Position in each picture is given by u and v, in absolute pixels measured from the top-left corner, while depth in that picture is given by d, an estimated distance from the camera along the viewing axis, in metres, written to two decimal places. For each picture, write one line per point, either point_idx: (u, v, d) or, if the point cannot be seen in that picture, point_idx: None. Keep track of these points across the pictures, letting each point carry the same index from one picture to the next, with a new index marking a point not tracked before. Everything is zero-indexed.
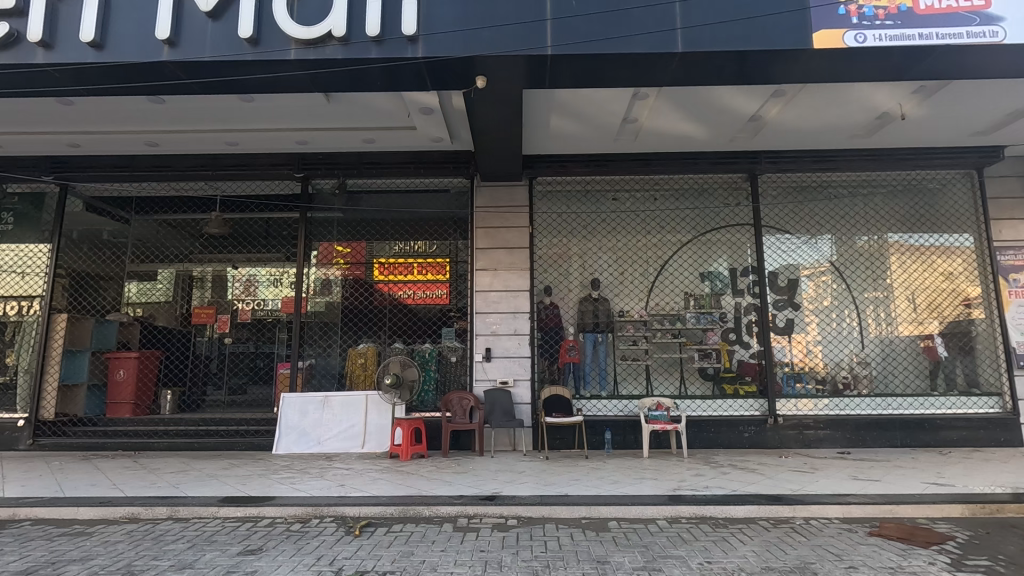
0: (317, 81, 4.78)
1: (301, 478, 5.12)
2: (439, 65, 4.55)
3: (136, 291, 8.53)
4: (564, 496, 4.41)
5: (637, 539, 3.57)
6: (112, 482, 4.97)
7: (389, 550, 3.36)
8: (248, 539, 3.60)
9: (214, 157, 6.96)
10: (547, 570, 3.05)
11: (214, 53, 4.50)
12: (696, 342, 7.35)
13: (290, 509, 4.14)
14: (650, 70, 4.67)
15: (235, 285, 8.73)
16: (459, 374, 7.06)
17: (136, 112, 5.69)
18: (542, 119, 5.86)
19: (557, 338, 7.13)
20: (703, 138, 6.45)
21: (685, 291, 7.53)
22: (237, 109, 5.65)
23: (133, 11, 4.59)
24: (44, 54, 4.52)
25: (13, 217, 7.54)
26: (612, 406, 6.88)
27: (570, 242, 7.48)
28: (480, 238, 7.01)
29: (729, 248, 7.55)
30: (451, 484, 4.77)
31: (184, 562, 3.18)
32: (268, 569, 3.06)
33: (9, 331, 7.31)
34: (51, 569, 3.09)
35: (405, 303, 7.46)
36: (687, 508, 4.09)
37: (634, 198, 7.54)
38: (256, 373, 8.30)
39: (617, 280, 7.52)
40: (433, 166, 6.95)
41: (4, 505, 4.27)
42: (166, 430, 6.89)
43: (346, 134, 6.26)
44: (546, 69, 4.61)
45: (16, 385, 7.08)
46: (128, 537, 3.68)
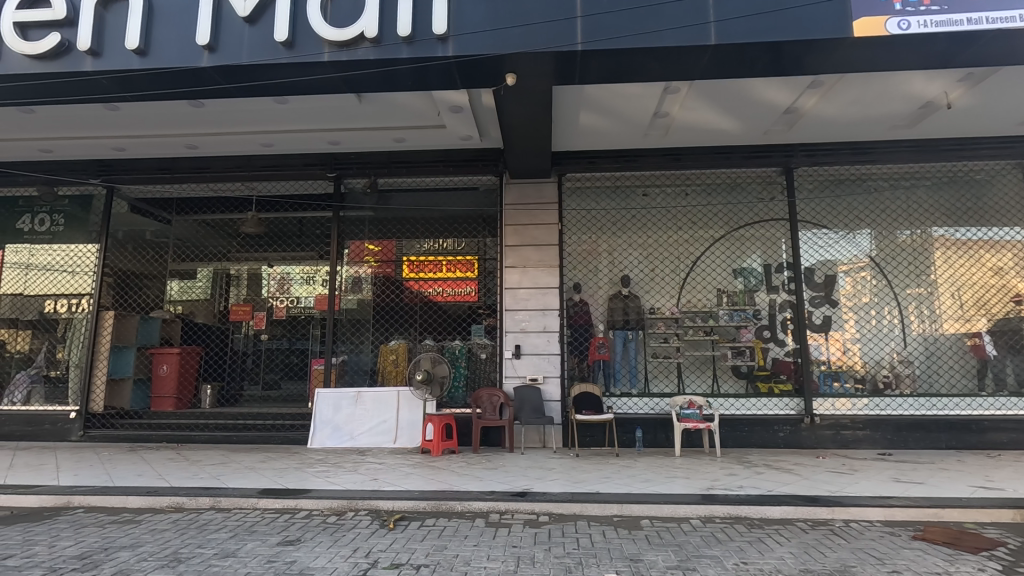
0: (350, 82, 4.86)
1: (335, 471, 5.23)
2: (469, 64, 4.57)
3: (177, 289, 8.91)
4: (594, 493, 4.39)
5: (670, 538, 3.54)
6: (157, 473, 5.16)
7: (423, 543, 3.42)
8: (287, 530, 3.70)
9: (250, 158, 7.14)
10: (580, 567, 3.05)
11: (252, 57, 4.62)
12: (729, 339, 7.23)
13: (327, 501, 4.24)
14: (682, 63, 4.60)
15: (269, 284, 8.94)
16: (488, 370, 7.09)
17: (177, 116, 5.89)
18: (572, 115, 5.83)
19: (587, 335, 7.12)
20: (736, 131, 6.33)
21: (718, 287, 7.42)
22: (272, 111, 5.78)
23: (175, 19, 4.74)
24: (93, 62, 4.72)
25: (63, 218, 7.89)
26: (644, 404, 6.84)
27: (599, 238, 7.44)
28: (508, 235, 7.02)
29: (763, 244, 7.42)
30: (482, 480, 4.81)
31: (227, 551, 3.30)
32: (306, 559, 3.14)
33: (61, 327, 7.70)
34: (103, 555, 3.23)
35: (434, 300, 7.60)
36: (721, 507, 4.03)
37: (664, 194, 7.47)
38: (291, 369, 8.53)
39: (647, 277, 7.45)
40: (462, 164, 6.99)
41: (59, 493, 4.49)
42: (206, 423, 7.20)
43: (377, 133, 6.35)
44: (575, 64, 4.58)
45: (67, 379, 7.42)
46: (175, 526, 3.83)
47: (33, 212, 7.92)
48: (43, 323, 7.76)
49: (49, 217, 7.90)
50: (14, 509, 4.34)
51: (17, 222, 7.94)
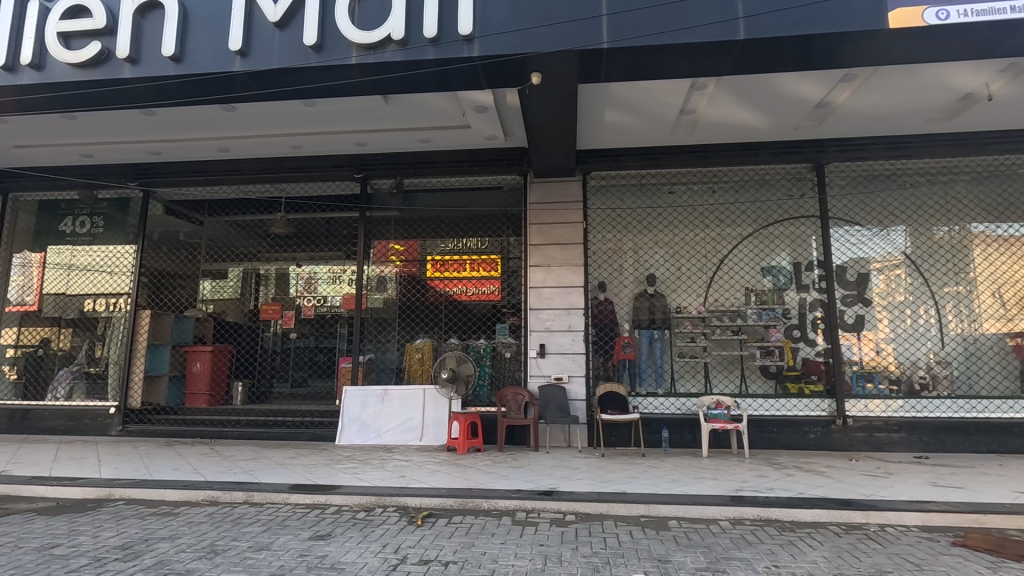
0: (377, 84, 4.92)
1: (363, 468, 5.32)
2: (494, 64, 4.59)
3: (210, 288, 9.05)
4: (621, 493, 4.37)
5: (699, 539, 3.51)
6: (193, 467, 5.32)
7: (451, 540, 3.45)
8: (318, 525, 3.77)
9: (279, 160, 7.29)
10: (607, 566, 3.05)
11: (282, 61, 4.71)
12: (758, 339, 7.11)
13: (356, 498, 4.31)
14: (710, 59, 4.54)
15: (297, 283, 9.12)
16: (513, 369, 7.11)
17: (209, 120, 6.03)
18: (597, 113, 5.81)
19: (612, 334, 7.08)
20: (765, 127, 6.21)
21: (745, 287, 7.31)
22: (300, 114, 5.89)
23: (208, 26, 4.87)
24: (131, 70, 4.87)
25: (103, 220, 8.18)
26: (670, 404, 6.79)
27: (624, 237, 7.38)
28: (533, 235, 7.03)
29: (791, 242, 7.28)
30: (508, 478, 4.84)
31: (261, 544, 3.38)
32: (337, 554, 3.19)
33: (101, 325, 7.98)
34: (144, 546, 3.34)
35: (457, 299, 7.64)
36: (751, 509, 3.97)
37: (690, 191, 7.38)
38: (318, 367, 8.70)
39: (673, 276, 7.38)
40: (486, 164, 7.03)
41: (101, 485, 4.66)
42: (238, 419, 7.35)
43: (403, 134, 6.42)
44: (600, 62, 4.56)
45: (107, 376, 7.69)
46: (210, 519, 3.94)
47: (75, 215, 8.22)
48: (84, 322, 8.08)
49: (89, 219, 8.20)
50: (59, 500, 4.52)
51: (59, 224, 8.24)
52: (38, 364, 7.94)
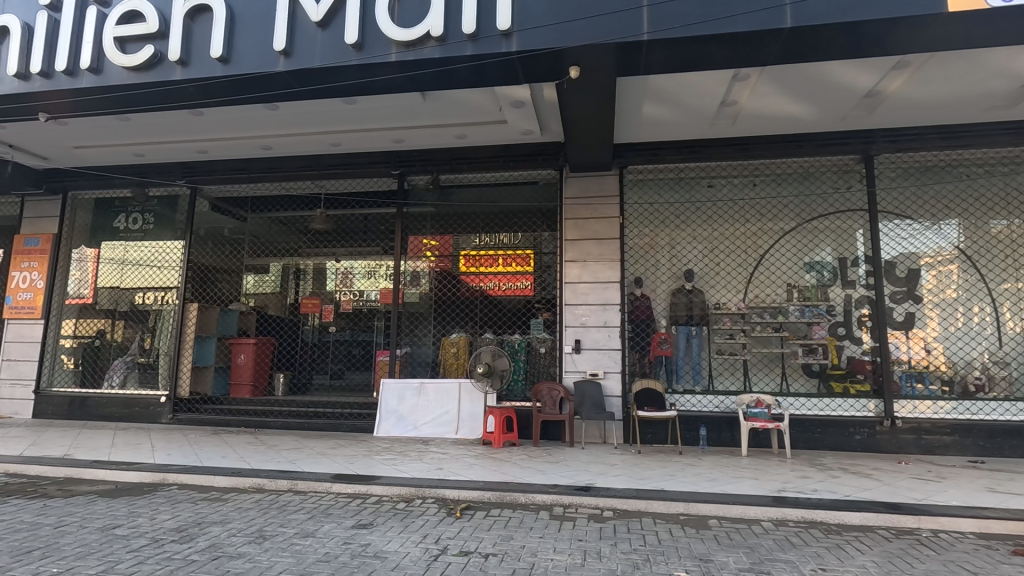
0: (415, 81, 4.97)
1: (401, 460, 5.41)
2: (532, 59, 4.57)
3: (252, 283, 9.39)
4: (660, 490, 4.34)
5: (742, 539, 3.45)
6: (240, 455, 5.52)
7: (490, 533, 3.48)
8: (360, 514, 3.86)
9: (319, 158, 7.45)
10: (647, 564, 3.02)
11: (323, 60, 4.81)
12: (800, 336, 6.93)
13: (396, 488, 4.40)
14: (754, 49, 4.41)
15: (334, 277, 9.30)
16: (548, 364, 7.13)
17: (254, 119, 6.21)
18: (635, 106, 5.73)
19: (648, 330, 7.01)
20: (811, 118, 6.00)
21: (788, 282, 7.12)
22: (339, 112, 6.00)
23: (253, 28, 5.01)
24: (181, 71, 5.05)
25: (154, 218, 8.51)
26: (708, 401, 6.68)
27: (661, 232, 7.28)
28: (568, 230, 7.00)
29: (835, 236, 7.06)
30: (543, 473, 4.84)
31: (307, 531, 3.48)
32: (380, 543, 3.27)
33: (153, 318, 8.37)
34: (197, 529, 3.48)
35: (490, 294, 7.71)
36: (795, 511, 3.88)
37: (730, 185, 7.19)
38: (354, 359, 8.89)
39: (711, 272, 7.25)
40: (521, 159, 7.02)
41: (156, 470, 4.89)
42: (280, 409, 7.59)
43: (439, 130, 6.47)
44: (640, 54, 4.49)
45: (158, 366, 8.04)
46: (258, 505, 4.09)
47: (128, 212, 8.59)
48: (136, 314, 8.48)
49: (141, 216, 8.56)
50: (118, 483, 4.76)
51: (113, 221, 8.63)
52: (95, 354, 8.36)
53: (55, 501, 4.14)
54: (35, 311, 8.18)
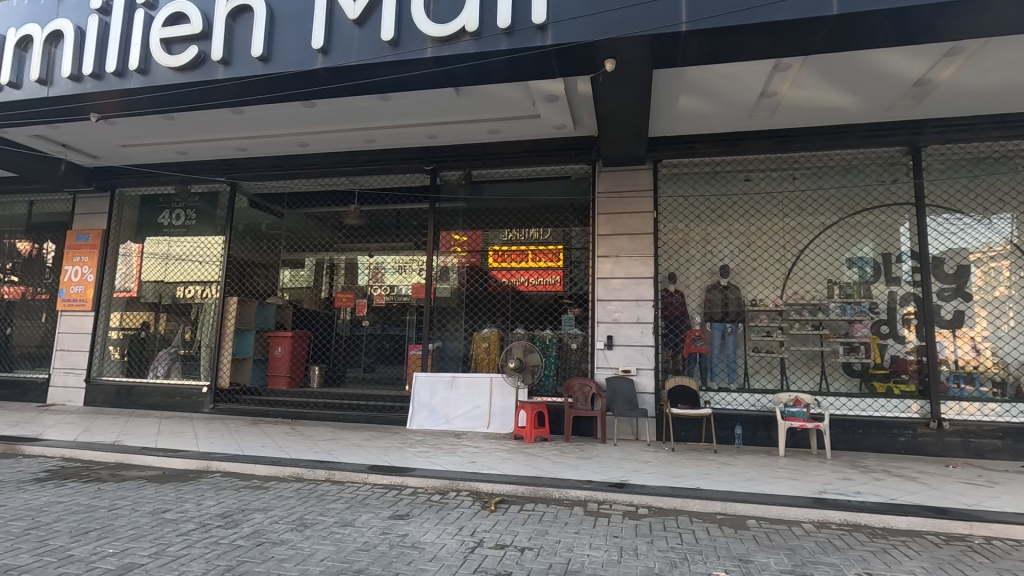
0: (449, 76, 4.99)
1: (434, 452, 5.47)
2: (567, 52, 4.54)
3: (289, 277, 9.60)
4: (695, 489, 4.28)
5: (782, 541, 3.37)
6: (278, 445, 5.67)
7: (525, 527, 3.49)
8: (397, 505, 3.92)
9: (353, 154, 7.56)
10: (685, 562, 2.99)
11: (360, 57, 4.88)
12: (841, 334, 6.73)
13: (430, 480, 4.45)
14: (797, 38, 4.29)
15: (366, 272, 9.38)
16: (579, 360, 7.11)
17: (291, 117, 6.33)
18: (671, 98, 5.63)
19: (682, 326, 6.90)
20: (855, 108, 5.80)
21: (828, 279, 6.91)
22: (374, 109, 6.07)
23: (292, 26, 5.10)
24: (223, 71, 5.19)
25: (195, 213, 8.80)
26: (744, 399, 6.57)
27: (695, 226, 7.15)
28: (601, 224, 6.94)
29: (879, 231, 6.83)
30: (576, 469, 4.84)
31: (346, 520, 3.56)
32: (417, 534, 3.31)
33: (195, 311, 8.64)
34: (241, 515, 3.60)
35: (520, 290, 7.71)
36: (838, 513, 3.78)
37: (769, 178, 6.99)
38: (384, 353, 9.04)
39: (747, 268, 7.10)
40: (553, 153, 6.99)
41: (200, 458, 5.06)
42: (316, 401, 7.75)
43: (472, 125, 6.48)
44: (678, 46, 4.41)
45: (199, 357, 8.31)
46: (298, 494, 4.19)
47: (171, 208, 8.88)
48: (178, 307, 8.77)
49: (184, 212, 8.85)
50: (165, 469, 4.95)
51: (157, 217, 8.93)
52: (141, 345, 8.69)
53: (108, 485, 4.33)
54: (85, 303, 8.53)
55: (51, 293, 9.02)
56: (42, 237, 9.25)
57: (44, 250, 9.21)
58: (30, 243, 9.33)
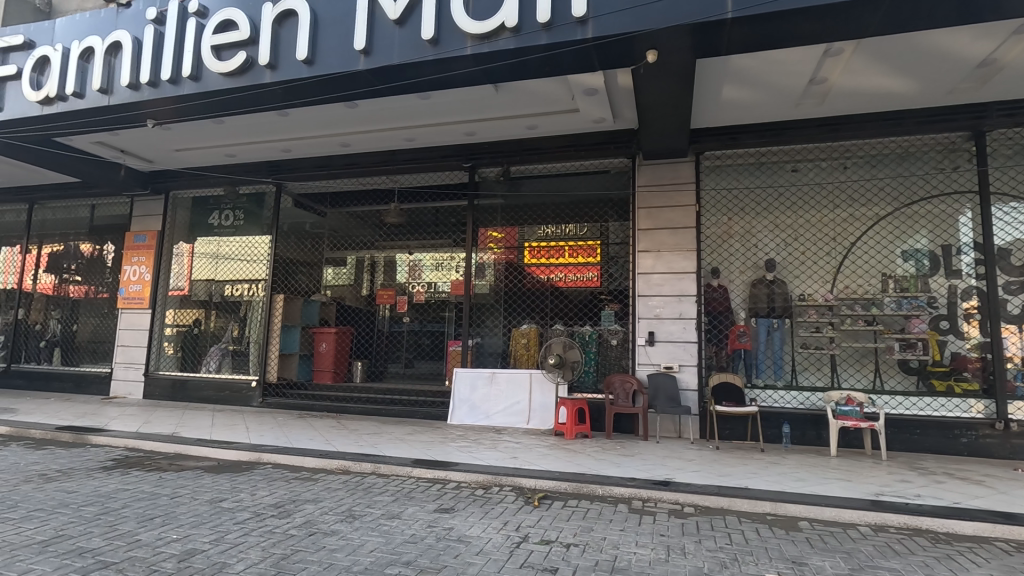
0: (489, 72, 4.99)
1: (477, 447, 5.52)
2: (608, 45, 4.48)
3: (331, 275, 9.79)
4: (743, 488, 4.18)
5: (837, 544, 3.26)
6: (325, 438, 5.82)
7: (569, 523, 3.48)
8: (441, 498, 3.97)
9: (393, 153, 7.67)
10: (736, 563, 2.92)
11: (401, 57, 4.94)
12: (897, 330, 6.43)
13: (474, 475, 4.49)
14: (851, 21, 4.11)
15: (405, 269, 9.59)
16: (618, 357, 7.04)
17: (334, 118, 6.47)
18: (715, 88, 5.49)
19: (726, 323, 6.76)
20: (912, 93, 5.52)
21: (882, 272, 6.61)
22: (413, 108, 6.14)
23: (335, 29, 5.20)
24: (270, 75, 5.34)
25: (243, 214, 9.10)
26: (791, 398, 6.36)
27: (738, 220, 6.95)
28: (641, 219, 6.84)
29: (937, 222, 6.50)
30: (619, 466, 4.79)
31: (393, 512, 3.63)
32: (463, 528, 3.35)
33: (243, 307, 8.93)
34: (293, 506, 3.72)
35: (557, 286, 7.71)
36: (897, 517, 3.62)
37: (818, 169, 6.77)
38: (423, 349, 9.13)
39: (794, 261, 6.85)
40: (592, 147, 6.92)
41: (252, 450, 5.25)
42: (359, 395, 7.94)
43: (511, 122, 6.48)
44: (723, 33, 4.29)
45: (248, 353, 8.61)
46: (345, 486, 4.30)
47: (221, 209, 9.21)
48: (228, 305, 9.09)
49: (232, 213, 9.17)
50: (220, 460, 5.16)
51: (207, 218, 9.28)
52: (194, 340, 9.07)
53: (168, 474, 4.54)
54: (143, 301, 8.97)
55: (111, 292, 9.52)
56: (104, 239, 9.76)
57: (105, 251, 9.72)
58: (92, 245, 9.85)
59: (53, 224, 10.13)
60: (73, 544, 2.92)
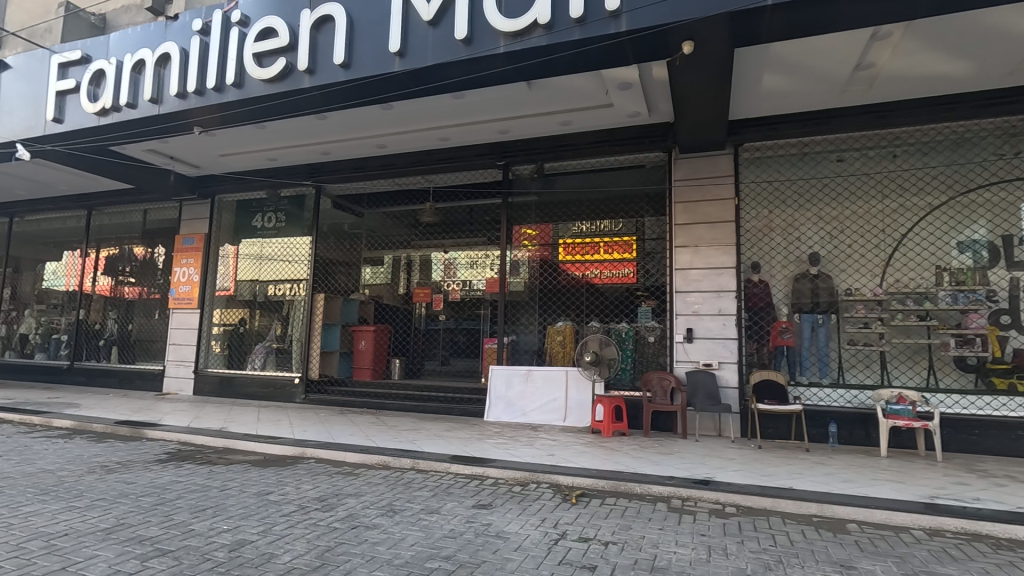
0: (522, 69, 4.99)
1: (513, 444, 5.55)
2: (642, 38, 4.41)
3: (370, 274, 9.95)
4: (787, 488, 4.07)
5: (889, 548, 3.14)
6: (365, 434, 5.96)
7: (607, 521, 3.47)
8: (479, 495, 4.01)
9: (428, 153, 7.76)
10: (780, 565, 2.85)
11: (435, 58, 5.00)
12: (952, 326, 6.15)
13: (511, 472, 4.52)
14: (899, 3, 3.92)
15: (439, 268, 9.62)
16: (657, 354, 6.95)
17: (370, 120, 6.59)
18: (754, 78, 5.34)
19: (768, 318, 6.57)
20: (966, 76, 5.25)
21: (935, 265, 6.33)
22: (447, 108, 6.20)
23: (370, 32, 5.29)
24: (309, 80, 5.48)
25: (285, 215, 9.37)
26: (837, 396, 6.11)
27: (780, 213, 6.76)
28: (678, 214, 6.73)
29: (996, 211, 6.16)
30: (657, 465, 4.73)
31: (432, 508, 3.68)
32: (501, 523, 3.37)
33: (286, 307, 9.21)
34: (335, 500, 3.82)
35: (592, 282, 7.64)
36: (953, 521, 3.46)
37: (864, 158, 6.50)
38: (459, 348, 9.15)
39: (840, 255, 6.60)
40: (627, 142, 6.83)
41: (296, 444, 5.42)
42: (397, 392, 8.08)
43: (544, 119, 6.47)
44: (762, 21, 4.16)
45: (291, 350, 8.87)
46: (385, 481, 4.39)
47: (264, 211, 9.51)
48: (271, 304, 9.40)
49: (274, 215, 9.44)
50: (266, 454, 5.34)
51: (251, 220, 9.59)
52: (240, 338, 9.40)
53: (218, 467, 4.73)
54: (192, 301, 9.35)
55: (163, 293, 9.97)
56: (155, 242, 10.23)
57: (156, 254, 10.19)
58: (145, 248, 10.34)
59: (109, 229, 10.68)
60: (133, 532, 3.08)
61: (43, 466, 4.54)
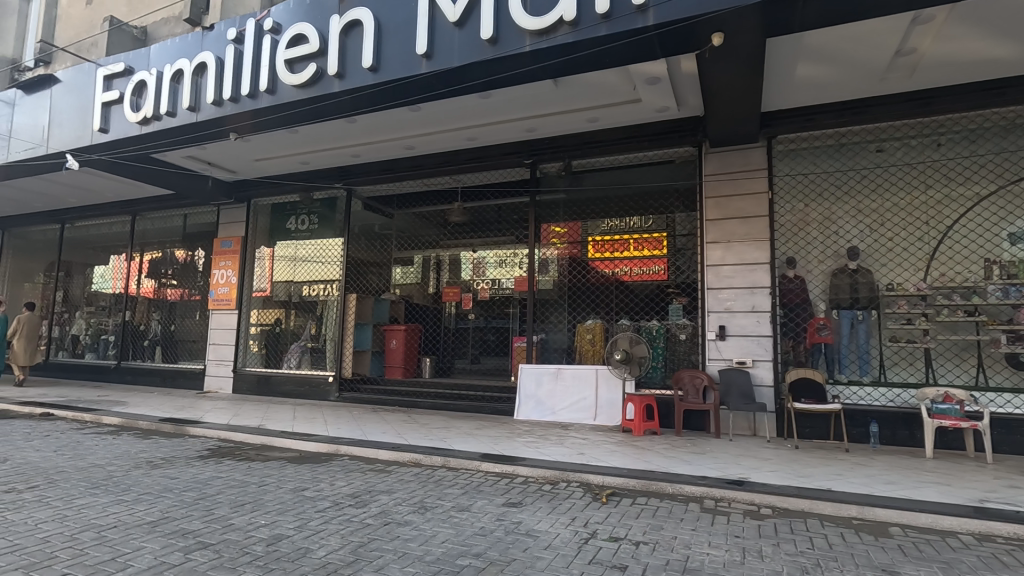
0: (548, 67, 4.97)
1: (543, 443, 5.54)
2: (670, 31, 4.34)
3: (400, 274, 10.09)
4: (826, 490, 3.95)
5: (934, 553, 3.02)
6: (397, 432, 6.04)
7: (638, 520, 3.44)
8: (509, 493, 4.02)
9: (455, 153, 7.80)
10: (818, 569, 2.78)
11: (461, 58, 5.03)
12: (1003, 322, 5.81)
13: (540, 470, 4.51)
14: None
15: (468, 267, 9.73)
16: (688, 352, 6.81)
17: (397, 122, 6.68)
18: (787, 68, 5.20)
19: (805, 315, 6.39)
20: (1016, 58, 4.99)
21: (983, 257, 6.05)
22: (474, 108, 6.22)
23: (397, 35, 5.36)
24: (339, 84, 5.58)
25: (317, 218, 9.55)
26: (880, 395, 5.91)
27: (816, 206, 6.55)
28: (709, 209, 6.60)
29: None
30: (690, 464, 4.66)
31: (462, 505, 3.71)
32: (531, 522, 3.38)
33: (319, 307, 9.40)
34: (368, 496, 3.89)
35: (622, 280, 7.59)
36: (1005, 526, 3.30)
37: (906, 147, 6.25)
38: (487, 345, 9.33)
39: (880, 249, 6.39)
40: (656, 137, 6.73)
41: (330, 442, 5.53)
42: (428, 391, 8.17)
43: (571, 116, 6.43)
44: (795, 8, 4.04)
45: (325, 349, 9.05)
46: (417, 478, 4.44)
47: (297, 214, 9.71)
48: (305, 305, 9.60)
49: (307, 217, 9.63)
50: (301, 451, 5.47)
51: (286, 223, 9.81)
52: (276, 338, 9.65)
53: (256, 463, 4.87)
54: (230, 303, 9.64)
55: (203, 294, 10.32)
56: (195, 245, 10.59)
57: (197, 257, 10.55)
58: (186, 251, 10.73)
59: (152, 233, 11.11)
60: (177, 525, 3.20)
61: (94, 461, 4.75)
